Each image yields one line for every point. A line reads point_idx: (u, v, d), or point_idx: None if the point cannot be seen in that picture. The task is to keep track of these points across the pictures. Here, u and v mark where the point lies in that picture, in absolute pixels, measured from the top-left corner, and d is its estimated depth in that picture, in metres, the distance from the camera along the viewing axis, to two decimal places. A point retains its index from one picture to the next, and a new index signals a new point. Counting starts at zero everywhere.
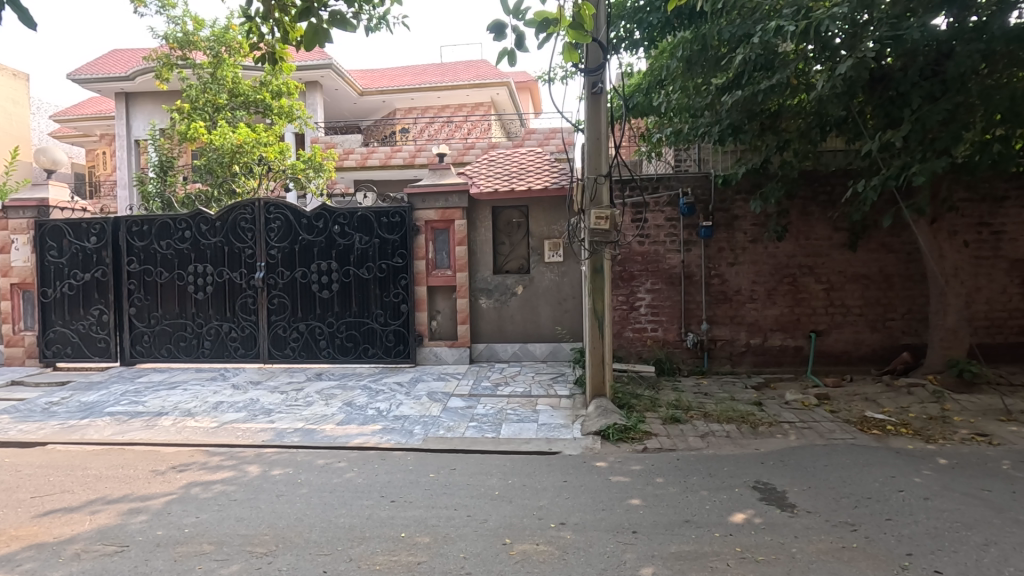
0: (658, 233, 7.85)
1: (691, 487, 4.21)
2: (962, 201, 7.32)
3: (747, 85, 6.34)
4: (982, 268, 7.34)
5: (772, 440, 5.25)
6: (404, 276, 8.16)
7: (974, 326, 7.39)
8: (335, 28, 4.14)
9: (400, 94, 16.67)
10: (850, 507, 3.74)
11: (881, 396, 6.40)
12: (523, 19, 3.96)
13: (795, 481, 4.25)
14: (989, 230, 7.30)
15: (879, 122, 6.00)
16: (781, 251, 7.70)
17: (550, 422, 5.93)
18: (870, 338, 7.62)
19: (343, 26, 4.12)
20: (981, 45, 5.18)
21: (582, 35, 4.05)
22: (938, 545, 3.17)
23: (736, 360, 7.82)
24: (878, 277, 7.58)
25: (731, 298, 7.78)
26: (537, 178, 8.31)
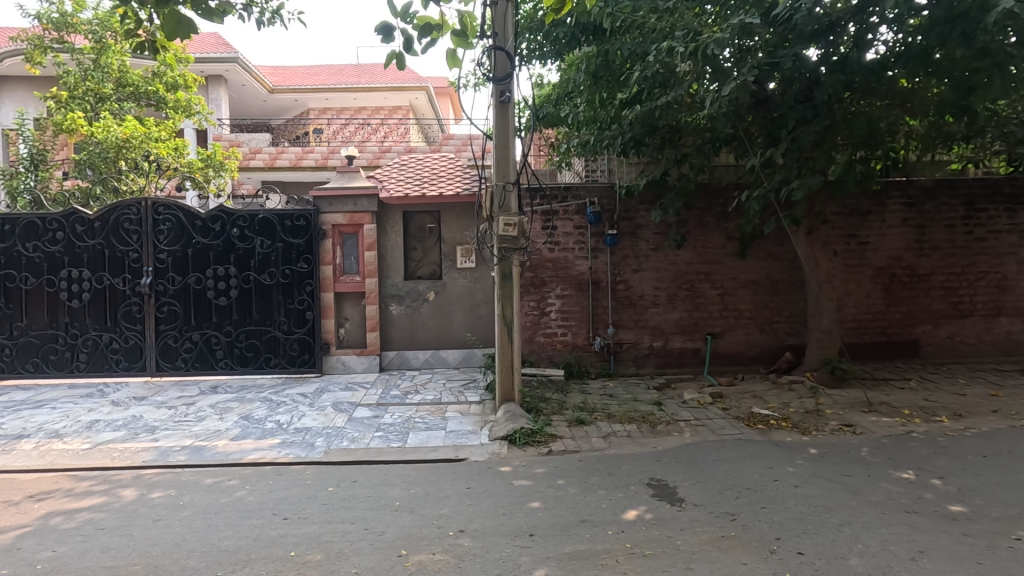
0: (567, 240, 8.08)
1: (590, 487, 4.34)
2: (834, 215, 8.12)
3: (646, 100, 6.76)
4: (851, 274, 8.17)
5: (669, 438, 5.53)
6: (310, 281, 7.84)
7: (846, 327, 8.20)
8: (201, 17, 3.96)
9: (313, 93, 16.07)
10: (731, 499, 4.00)
11: (767, 393, 6.93)
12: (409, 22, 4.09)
13: (686, 477, 4.49)
14: (857, 241, 8.15)
15: (762, 140, 6.53)
16: (680, 258, 8.16)
17: (458, 429, 5.90)
18: (760, 340, 8.25)
19: (209, 17, 3.96)
20: (843, 76, 5.80)
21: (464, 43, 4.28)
22: (803, 529, 3.47)
23: (640, 362, 8.18)
24: (766, 282, 8.23)
25: (635, 303, 8.14)
26: (449, 183, 8.29)
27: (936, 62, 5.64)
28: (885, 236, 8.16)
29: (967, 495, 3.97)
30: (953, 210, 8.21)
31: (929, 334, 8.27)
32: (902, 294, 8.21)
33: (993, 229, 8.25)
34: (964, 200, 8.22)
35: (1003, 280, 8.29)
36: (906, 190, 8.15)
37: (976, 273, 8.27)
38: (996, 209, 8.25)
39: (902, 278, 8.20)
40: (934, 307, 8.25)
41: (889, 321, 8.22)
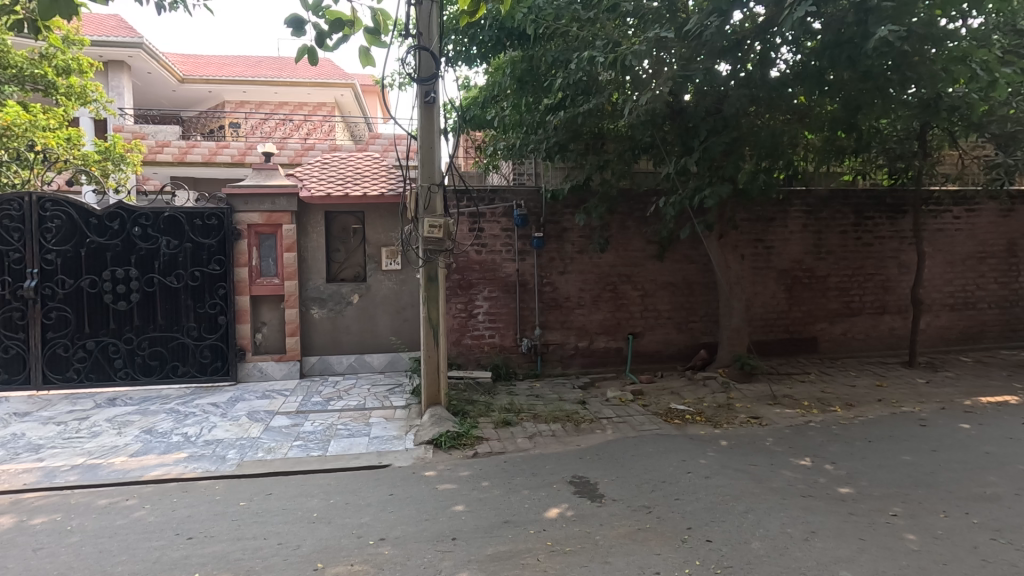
0: (494, 242, 8.13)
1: (514, 488, 4.37)
2: (744, 221, 8.67)
3: (570, 106, 6.99)
4: (758, 276, 8.76)
5: (591, 436, 5.69)
6: (222, 284, 7.40)
7: (754, 325, 8.79)
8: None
9: (229, 86, 15.19)
10: (648, 492, 4.16)
11: (683, 389, 7.29)
12: (320, 16, 3.95)
13: (607, 473, 4.62)
14: (763, 245, 8.75)
15: (677, 149, 6.87)
16: (603, 261, 8.41)
17: (381, 435, 5.76)
18: (677, 339, 8.66)
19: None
20: (748, 91, 6.21)
21: (379, 42, 4.19)
22: (712, 517, 3.67)
23: (566, 362, 8.35)
24: (683, 284, 8.65)
25: (561, 305, 8.31)
26: (373, 183, 8.10)
27: (829, 81, 6.15)
28: (787, 240, 8.82)
29: (854, 477, 4.36)
30: (845, 217, 8.99)
31: (826, 331, 9.02)
32: (803, 295, 8.90)
33: (879, 235, 9.12)
34: (854, 208, 9.02)
35: (887, 282, 9.18)
36: (805, 199, 8.85)
37: (865, 275, 9.10)
38: (880, 217, 9.12)
39: (802, 279, 8.89)
40: (830, 306, 9.00)
41: (791, 320, 8.89)
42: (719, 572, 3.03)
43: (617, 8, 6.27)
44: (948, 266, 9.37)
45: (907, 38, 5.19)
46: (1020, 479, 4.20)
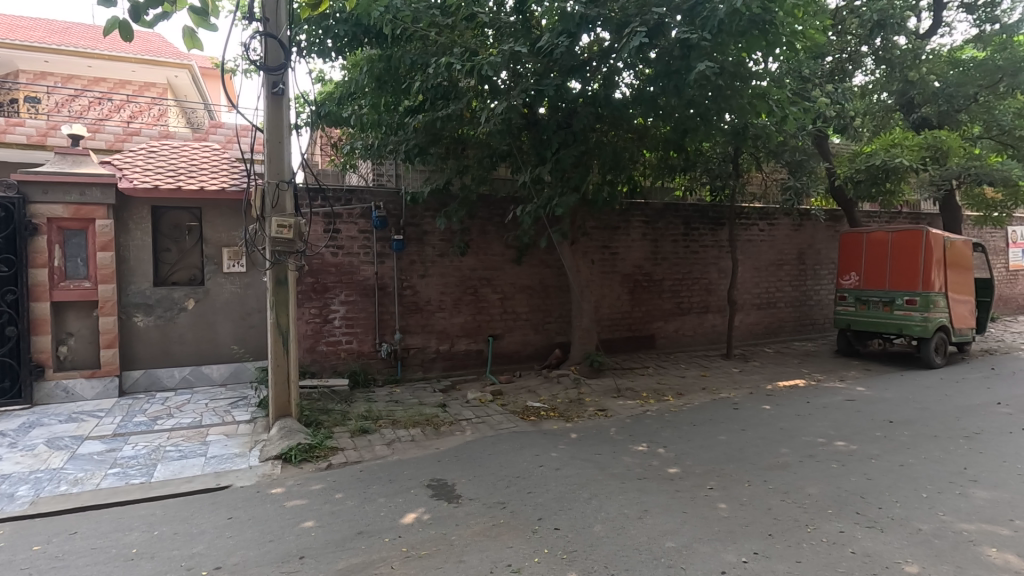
0: (351, 244, 7.85)
1: (369, 497, 4.25)
2: (592, 228, 9.37)
3: (429, 110, 7.02)
4: (605, 279, 9.52)
5: (451, 438, 5.74)
6: (11, 288, 6.29)
7: (602, 325, 9.53)
8: None
9: (24, 52, 12.74)
10: (503, 488, 4.31)
11: (539, 387, 7.67)
12: None
13: (464, 473, 4.69)
14: (609, 251, 9.53)
15: (532, 159, 7.23)
16: (464, 265, 8.53)
17: (220, 454, 5.24)
18: (534, 339, 9.07)
19: None
20: (593, 109, 6.74)
21: (207, 23, 3.81)
22: (560, 507, 3.91)
23: (427, 366, 8.31)
24: (539, 287, 9.09)
25: (422, 308, 8.26)
26: (213, 177, 7.37)
27: (661, 106, 6.90)
28: (630, 247, 9.70)
29: (681, 458, 4.93)
30: (676, 227, 10.13)
31: (661, 329, 10.07)
32: (643, 297, 9.85)
33: (703, 244, 10.42)
34: (684, 220, 10.21)
35: (709, 284, 10.51)
36: (644, 211, 9.81)
37: (692, 279, 10.34)
38: (704, 228, 10.43)
39: (642, 283, 9.84)
40: (665, 306, 10.07)
41: (633, 319, 9.79)
42: (565, 557, 3.24)
43: (474, 19, 6.46)
44: (755, 271, 11.00)
45: (720, 74, 6.03)
46: (803, 448, 5.08)
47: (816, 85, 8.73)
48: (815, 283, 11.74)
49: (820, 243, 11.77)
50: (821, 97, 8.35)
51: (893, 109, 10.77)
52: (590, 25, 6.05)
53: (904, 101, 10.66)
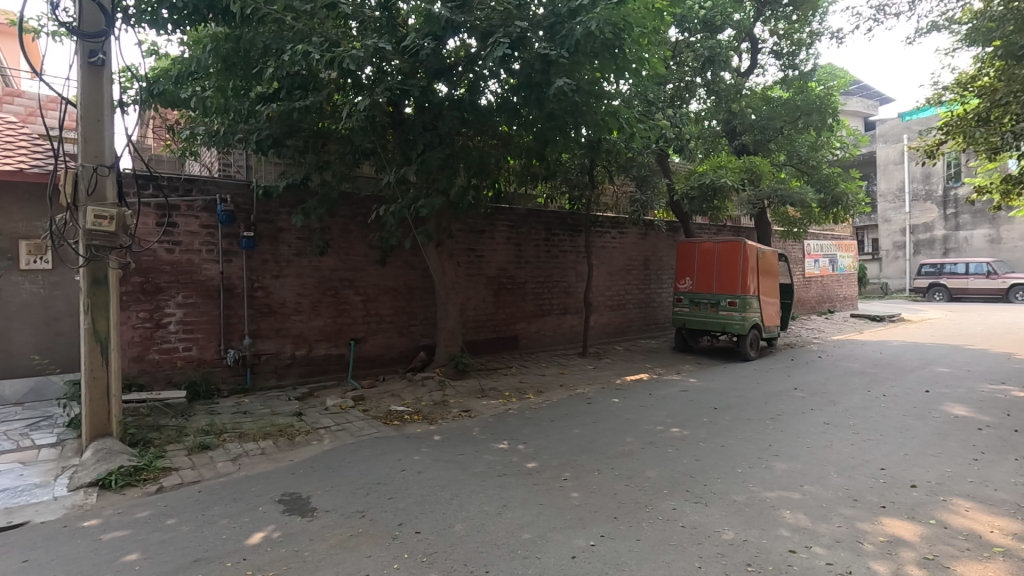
0: (191, 240, 7.07)
1: (208, 520, 3.85)
2: (458, 231, 9.46)
3: (285, 99, 6.59)
4: (471, 281, 9.67)
5: (307, 448, 5.43)
6: None
7: (467, 327, 9.65)
8: None
9: None
10: (362, 496, 4.17)
11: (403, 391, 7.54)
12: None
13: (320, 484, 4.46)
14: (474, 254, 9.70)
15: (396, 158, 7.10)
16: (323, 265, 8.11)
17: (14, 486, 4.40)
18: (399, 342, 8.90)
19: None
20: (459, 113, 6.82)
21: None
22: (421, 510, 3.88)
23: (281, 373, 7.74)
24: (404, 289, 8.95)
25: (275, 311, 7.69)
26: (7, 155, 6.17)
27: (523, 116, 7.20)
28: (494, 251, 9.96)
29: (539, 452, 5.17)
30: (538, 233, 10.60)
31: (524, 329, 10.46)
32: (506, 299, 10.16)
33: (562, 249, 11.04)
34: (545, 225, 10.73)
35: (568, 287, 11.15)
36: (509, 216, 10.14)
37: (552, 282, 10.90)
38: (563, 235, 11.04)
39: (506, 285, 10.15)
40: (527, 308, 10.49)
41: (498, 321, 10.05)
42: (424, 559, 3.23)
43: (335, 9, 6.18)
44: (608, 275, 11.92)
45: (576, 91, 6.47)
46: (645, 436, 5.62)
47: (659, 109, 9.70)
48: (658, 287, 13.04)
49: (662, 251, 13.11)
50: (663, 120, 9.31)
51: (719, 135, 12.36)
52: (456, 30, 6.11)
53: (728, 128, 12.23)
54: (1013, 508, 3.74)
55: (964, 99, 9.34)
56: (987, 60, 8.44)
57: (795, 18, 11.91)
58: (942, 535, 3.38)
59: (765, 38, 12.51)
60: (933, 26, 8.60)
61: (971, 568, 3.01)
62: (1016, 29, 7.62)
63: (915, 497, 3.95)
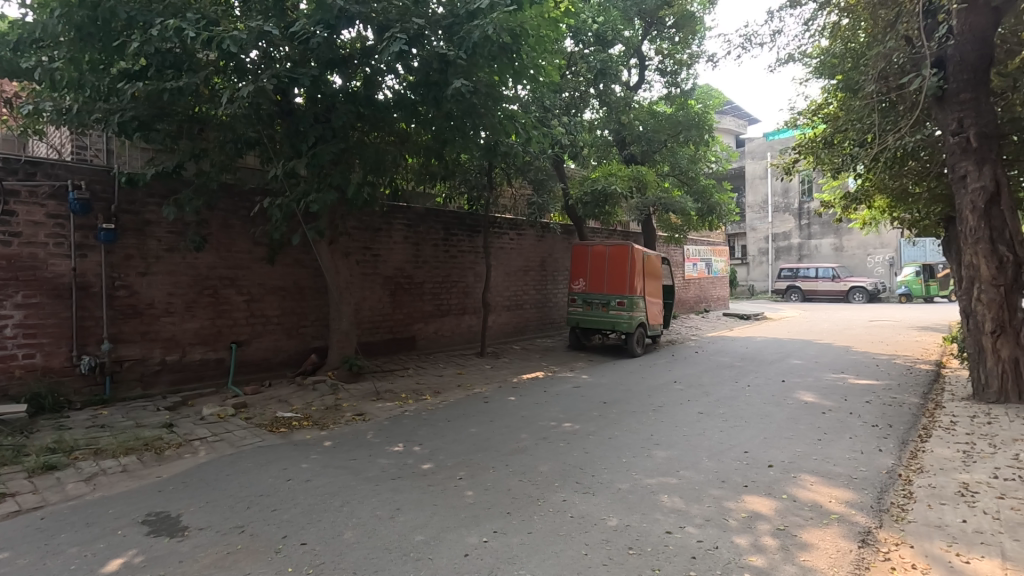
0: (34, 231, 6.17)
1: (53, 550, 3.38)
2: (352, 228, 9.13)
3: (154, 78, 5.98)
4: (366, 281, 9.38)
5: (179, 462, 4.96)
6: None
7: (362, 328, 9.35)
8: None
9: None
10: (242, 511, 3.89)
11: (291, 396, 7.13)
12: None
13: (193, 501, 4.09)
14: (370, 252, 9.41)
15: (285, 150, 6.70)
16: (200, 262, 7.45)
17: None
18: (287, 345, 8.39)
19: None
20: (353, 106, 6.59)
21: None
22: (308, 520, 3.70)
23: (148, 381, 6.99)
24: (293, 289, 8.47)
25: (142, 313, 6.94)
26: None
27: (421, 114, 7.13)
28: (391, 250, 9.73)
29: (435, 453, 5.13)
30: (436, 233, 10.52)
31: (422, 330, 10.33)
32: (404, 299, 9.97)
33: (461, 249, 11.04)
34: (444, 225, 10.67)
35: (466, 288, 11.18)
36: (406, 214, 9.96)
37: (451, 282, 10.87)
38: (462, 235, 11.05)
39: (403, 285, 9.97)
40: (425, 308, 10.37)
41: (394, 321, 9.84)
42: (310, 571, 3.08)
43: None
44: (506, 276, 12.12)
45: (474, 93, 6.53)
46: (539, 432, 5.79)
47: (554, 116, 10.05)
48: (554, 288, 13.49)
49: (558, 252, 13.58)
50: (558, 127, 9.68)
51: (611, 144, 13.04)
52: (350, 20, 5.92)
53: (619, 138, 12.98)
54: (846, 480, 4.34)
55: (814, 125, 10.68)
56: (831, 91, 9.70)
57: (677, 40, 12.91)
58: (792, 507, 3.84)
59: (652, 56, 13.43)
60: (790, 57, 9.73)
61: (813, 534, 3.45)
62: (853, 66, 8.85)
63: (771, 476, 4.45)
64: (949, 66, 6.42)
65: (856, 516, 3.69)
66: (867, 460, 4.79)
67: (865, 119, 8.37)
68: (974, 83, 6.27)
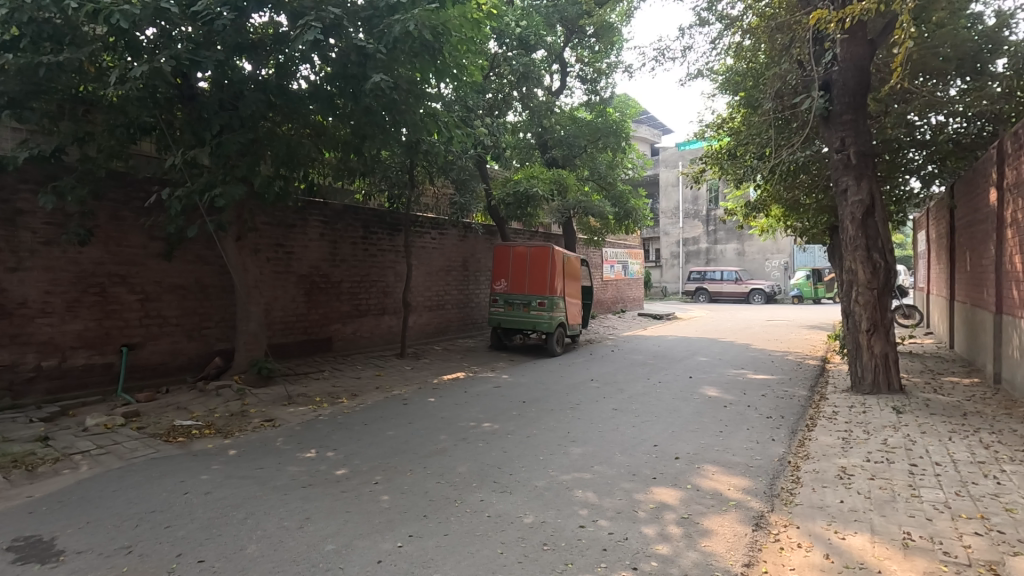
0: None
1: None
2: (263, 224, 8.64)
3: (28, 51, 5.35)
4: (278, 279, 8.91)
5: (55, 479, 4.46)
6: None
7: (273, 329, 8.87)
8: None
9: None
10: (130, 529, 3.56)
11: (192, 403, 6.63)
12: None
13: (71, 521, 3.70)
14: (283, 250, 8.95)
15: (186, 138, 6.23)
16: (84, 257, 6.76)
17: None
18: (187, 347, 7.79)
19: None
20: (263, 95, 6.25)
21: None
22: (206, 535, 3.45)
23: (19, 390, 6.23)
24: (195, 287, 7.89)
25: (12, 313, 6.18)
26: None
27: (339, 107, 6.88)
28: (306, 247, 9.31)
29: (349, 458, 4.96)
30: (355, 230, 10.19)
31: (339, 331, 9.97)
32: (319, 298, 9.57)
33: (381, 248, 10.77)
34: (363, 223, 10.35)
35: (386, 287, 10.92)
36: (322, 210, 9.57)
37: (370, 282, 10.57)
38: (382, 233, 10.78)
39: (319, 284, 9.57)
40: (342, 308, 10.02)
41: (309, 322, 9.42)
42: None
43: None
44: (427, 275, 11.97)
45: (394, 88, 6.39)
46: (458, 433, 5.76)
47: (478, 116, 10.07)
48: (476, 288, 13.48)
49: (480, 253, 13.58)
50: (481, 127, 9.70)
51: (533, 147, 13.29)
52: None
53: (541, 141, 13.22)
54: (744, 468, 4.67)
55: (720, 137, 11.43)
56: (735, 106, 10.41)
57: (597, 49, 13.33)
58: (695, 496, 4.07)
59: (573, 63, 13.80)
60: (699, 72, 10.33)
61: (713, 521, 3.68)
62: (754, 84, 9.56)
63: (678, 467, 4.70)
64: (833, 90, 7.08)
65: (751, 502, 3.98)
66: (762, 449, 5.18)
67: (763, 134, 9.10)
68: (853, 106, 6.96)
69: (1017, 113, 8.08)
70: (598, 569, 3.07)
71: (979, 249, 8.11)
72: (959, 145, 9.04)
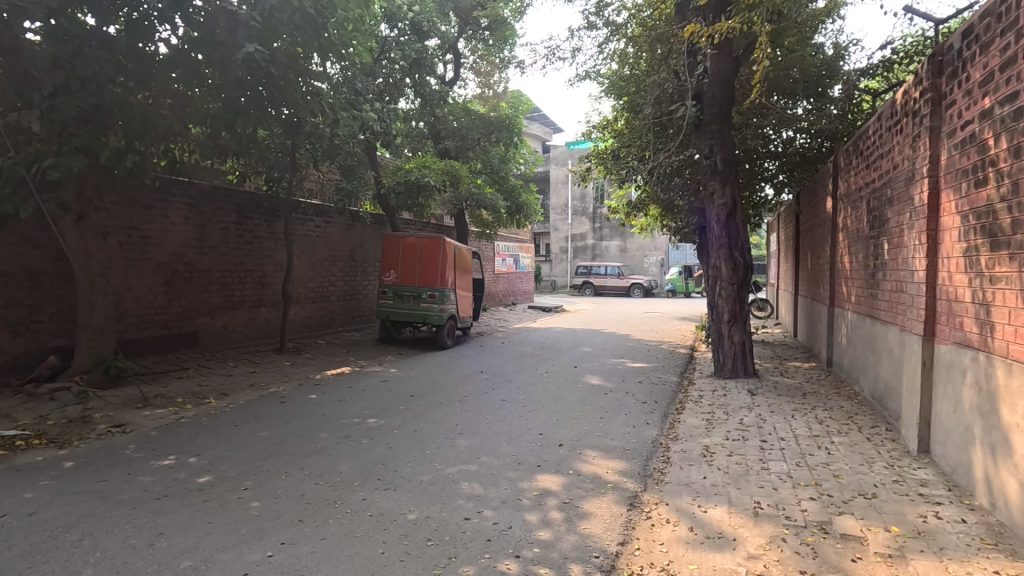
0: None
1: None
2: (111, 204, 7.61)
3: None
4: (131, 267, 7.90)
5: None
6: None
7: (125, 323, 7.85)
8: None
9: None
10: None
11: (17, 409, 5.66)
12: None
13: None
14: (137, 234, 7.95)
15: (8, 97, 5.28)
16: None
17: None
18: (11, 344, 6.64)
19: None
20: (111, 54, 5.47)
21: None
22: (28, 563, 2.95)
23: None
24: (21, 274, 6.75)
25: None
26: None
27: (206, 77, 6.23)
28: (166, 231, 8.34)
29: (214, 464, 4.52)
30: (227, 215, 9.31)
31: (207, 325, 9.07)
32: (182, 289, 8.63)
33: (257, 235, 9.93)
34: (236, 207, 9.47)
35: (263, 277, 10.12)
36: (187, 191, 8.61)
37: (243, 271, 9.72)
38: (259, 219, 9.95)
39: (182, 273, 8.64)
40: (211, 300, 9.12)
41: (170, 315, 8.47)
42: None
43: None
44: (309, 265, 11.27)
45: (272, 60, 5.90)
46: (340, 430, 5.49)
47: (366, 100, 9.62)
48: (363, 279, 12.95)
49: (368, 243, 13.05)
50: (370, 112, 9.28)
51: (425, 136, 13.04)
52: None
53: (433, 131, 13.02)
54: (621, 451, 4.95)
55: (605, 138, 12.02)
56: (618, 110, 10.97)
57: (490, 42, 13.33)
58: (576, 481, 4.22)
59: (466, 54, 13.73)
60: (587, 75, 10.75)
61: (592, 503, 3.84)
62: (635, 90, 10.16)
63: (561, 454, 4.84)
64: (703, 101, 7.70)
65: (627, 483, 4.22)
66: (637, 432, 5.52)
67: (643, 137, 9.72)
68: (720, 116, 7.60)
69: (848, 133, 9.31)
70: (481, 560, 3.06)
71: (818, 250, 9.27)
72: (804, 158, 10.26)
